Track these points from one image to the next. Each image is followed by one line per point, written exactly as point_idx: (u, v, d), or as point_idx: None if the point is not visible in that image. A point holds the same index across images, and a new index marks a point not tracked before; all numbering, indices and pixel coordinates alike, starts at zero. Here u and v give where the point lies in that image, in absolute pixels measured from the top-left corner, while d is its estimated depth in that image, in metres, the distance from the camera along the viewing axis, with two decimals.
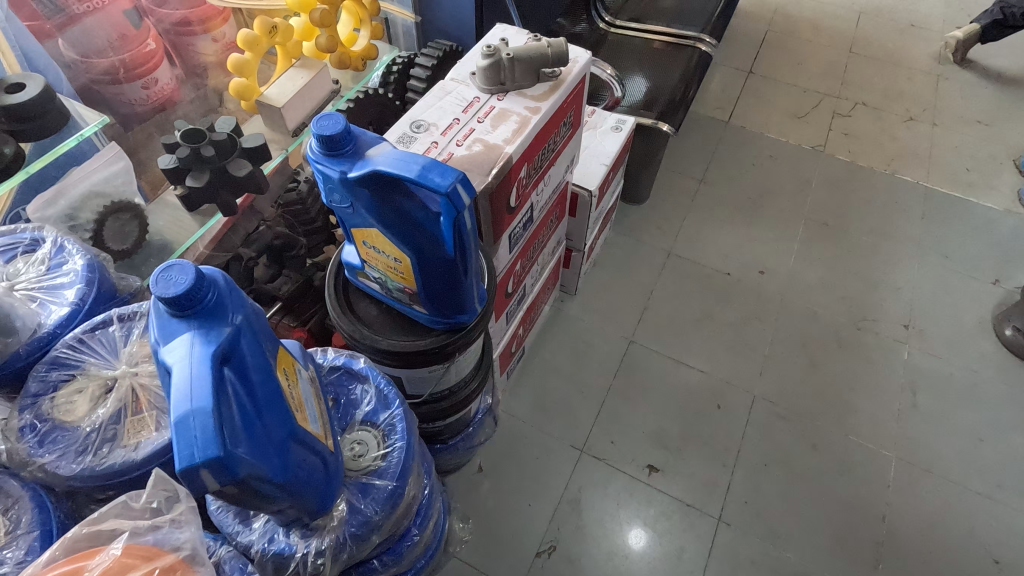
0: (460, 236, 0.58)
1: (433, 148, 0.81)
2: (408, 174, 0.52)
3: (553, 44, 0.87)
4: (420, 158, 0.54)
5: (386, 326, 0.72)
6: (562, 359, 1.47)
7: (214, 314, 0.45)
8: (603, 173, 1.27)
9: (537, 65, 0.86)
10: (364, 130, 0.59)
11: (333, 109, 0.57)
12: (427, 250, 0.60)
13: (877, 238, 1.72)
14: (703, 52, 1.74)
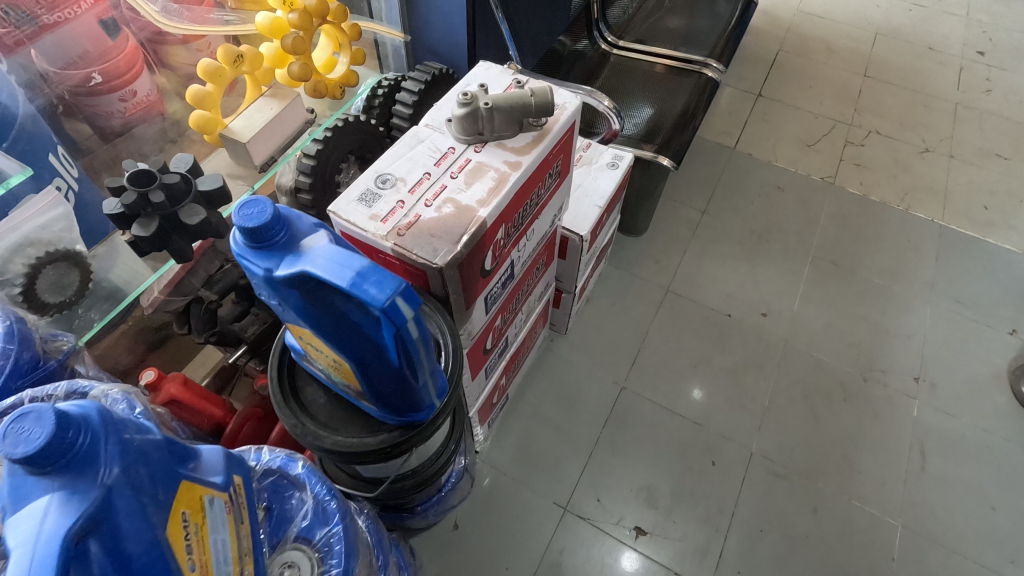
0: (406, 346, 0.49)
1: (398, 208, 0.73)
2: (339, 284, 0.44)
3: (537, 91, 0.78)
4: (356, 262, 0.45)
5: (333, 418, 0.64)
6: (548, 405, 1.38)
7: (80, 471, 0.37)
8: (596, 216, 1.18)
9: (519, 115, 0.78)
10: (300, 216, 0.50)
11: (262, 194, 0.48)
12: (369, 357, 0.51)
13: (888, 280, 1.63)
14: (709, 78, 1.65)
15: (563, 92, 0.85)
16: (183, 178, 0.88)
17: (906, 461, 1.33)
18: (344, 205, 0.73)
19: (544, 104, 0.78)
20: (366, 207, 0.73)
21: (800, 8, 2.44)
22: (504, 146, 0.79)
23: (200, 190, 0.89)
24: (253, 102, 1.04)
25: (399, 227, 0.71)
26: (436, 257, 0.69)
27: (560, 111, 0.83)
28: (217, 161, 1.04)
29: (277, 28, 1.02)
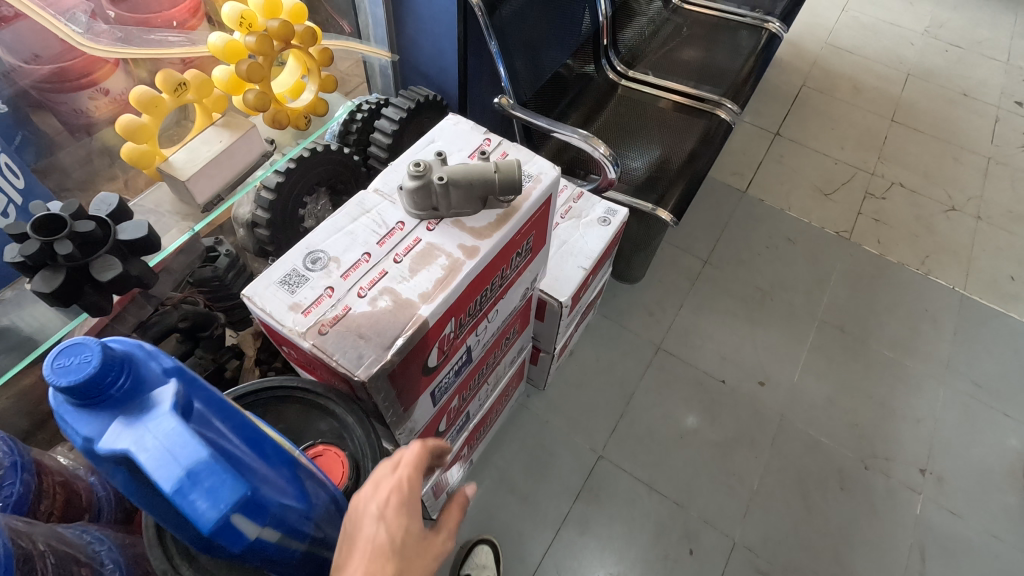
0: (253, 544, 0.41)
1: (325, 298, 0.62)
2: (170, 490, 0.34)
3: (503, 166, 0.66)
4: (200, 457, 0.36)
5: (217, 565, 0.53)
6: (517, 471, 1.27)
7: None
8: (579, 280, 1.06)
9: (480, 192, 0.66)
10: (150, 359, 0.40)
11: (95, 333, 0.37)
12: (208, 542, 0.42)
13: (899, 354, 1.50)
14: (722, 121, 1.51)
15: (539, 160, 0.73)
16: (101, 225, 0.78)
17: (904, 566, 1.21)
18: (263, 289, 0.62)
19: (510, 181, 0.66)
20: (288, 292, 0.62)
21: (828, 41, 2.29)
22: (462, 225, 0.68)
23: (121, 239, 0.78)
24: (202, 132, 0.93)
25: (322, 323, 0.60)
26: (358, 367, 0.57)
27: (533, 184, 0.71)
28: (157, 195, 0.93)
29: (233, 51, 0.91)
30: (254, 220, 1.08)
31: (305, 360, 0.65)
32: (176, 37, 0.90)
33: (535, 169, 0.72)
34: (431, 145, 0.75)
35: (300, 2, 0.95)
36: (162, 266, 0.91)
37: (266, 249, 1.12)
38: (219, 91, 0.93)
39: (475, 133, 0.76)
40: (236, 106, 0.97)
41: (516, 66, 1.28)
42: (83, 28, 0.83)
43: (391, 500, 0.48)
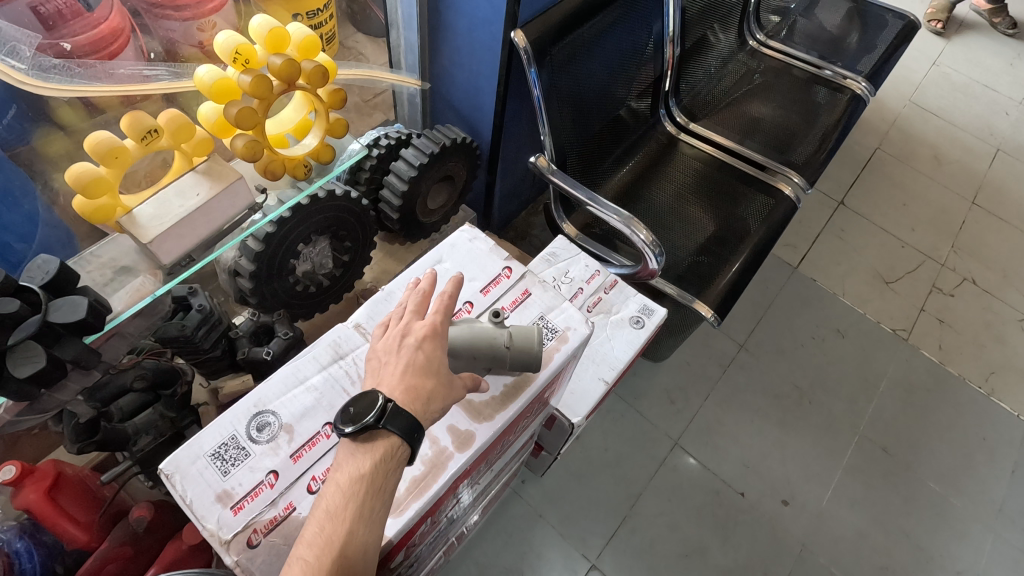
0: None
1: (264, 490, 0.47)
2: None
3: (517, 340, 0.51)
4: None
5: None
6: (498, 572, 1.14)
7: None
8: (598, 396, 0.90)
9: (486, 364, 0.51)
10: None
11: None
12: None
13: (946, 489, 1.32)
14: (788, 200, 1.31)
15: (568, 308, 0.58)
16: (31, 303, 0.64)
17: None
18: (187, 464, 0.48)
19: (525, 356, 0.51)
20: (218, 473, 0.48)
21: (913, 99, 2.06)
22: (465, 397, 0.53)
23: (52, 321, 0.64)
24: (177, 179, 0.78)
25: (254, 529, 0.46)
26: None
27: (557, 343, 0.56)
28: (115, 248, 0.78)
29: (223, 89, 0.75)
30: (236, 269, 0.94)
31: None
32: (153, 70, 0.77)
33: (563, 323, 0.58)
34: (436, 267, 0.60)
35: (312, 36, 0.79)
36: (111, 332, 0.77)
37: (247, 299, 0.98)
38: (204, 131, 0.78)
39: (493, 257, 0.61)
40: (224, 148, 0.82)
41: (566, 116, 1.10)
42: (27, 62, 0.67)
43: (426, 331, 0.47)
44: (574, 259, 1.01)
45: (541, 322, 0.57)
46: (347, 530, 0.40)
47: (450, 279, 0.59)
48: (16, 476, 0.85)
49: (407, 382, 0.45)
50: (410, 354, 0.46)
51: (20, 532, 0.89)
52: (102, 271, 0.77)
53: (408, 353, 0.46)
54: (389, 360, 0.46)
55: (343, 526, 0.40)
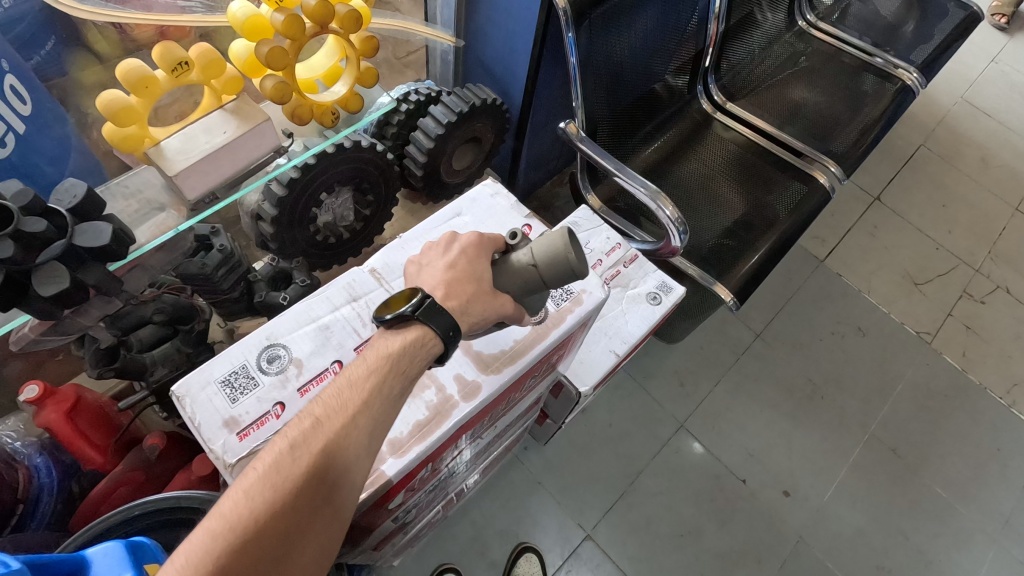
0: None
1: (270, 419, 0.48)
2: None
3: (540, 254, 0.50)
4: None
5: None
6: (493, 533, 1.16)
7: None
8: (609, 367, 0.90)
9: (524, 294, 0.52)
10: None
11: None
12: None
13: (953, 496, 1.31)
14: (822, 187, 1.27)
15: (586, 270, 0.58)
16: (56, 225, 0.65)
17: None
18: (197, 389, 0.49)
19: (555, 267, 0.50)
20: (227, 400, 0.48)
21: (965, 96, 1.97)
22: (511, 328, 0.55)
23: (77, 244, 0.66)
24: (206, 115, 0.78)
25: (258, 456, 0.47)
26: None
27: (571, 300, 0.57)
28: (141, 179, 0.79)
29: (255, 27, 0.74)
30: (259, 212, 0.95)
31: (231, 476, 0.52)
32: (188, 2, 0.77)
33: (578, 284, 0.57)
34: (456, 219, 0.59)
35: None
36: (134, 263, 0.79)
37: (268, 244, 1.00)
38: (234, 69, 0.78)
39: (514, 214, 0.60)
40: (253, 89, 0.82)
41: (602, 82, 1.07)
42: None
43: (465, 245, 0.51)
44: (595, 231, 0.99)
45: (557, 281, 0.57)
46: (363, 402, 0.42)
47: (469, 232, 0.59)
48: (39, 396, 0.88)
49: (448, 281, 0.49)
50: (453, 259, 0.50)
51: (40, 449, 0.92)
52: (128, 203, 0.78)
53: (452, 256, 0.50)
54: (432, 262, 0.50)
55: (359, 394, 0.43)
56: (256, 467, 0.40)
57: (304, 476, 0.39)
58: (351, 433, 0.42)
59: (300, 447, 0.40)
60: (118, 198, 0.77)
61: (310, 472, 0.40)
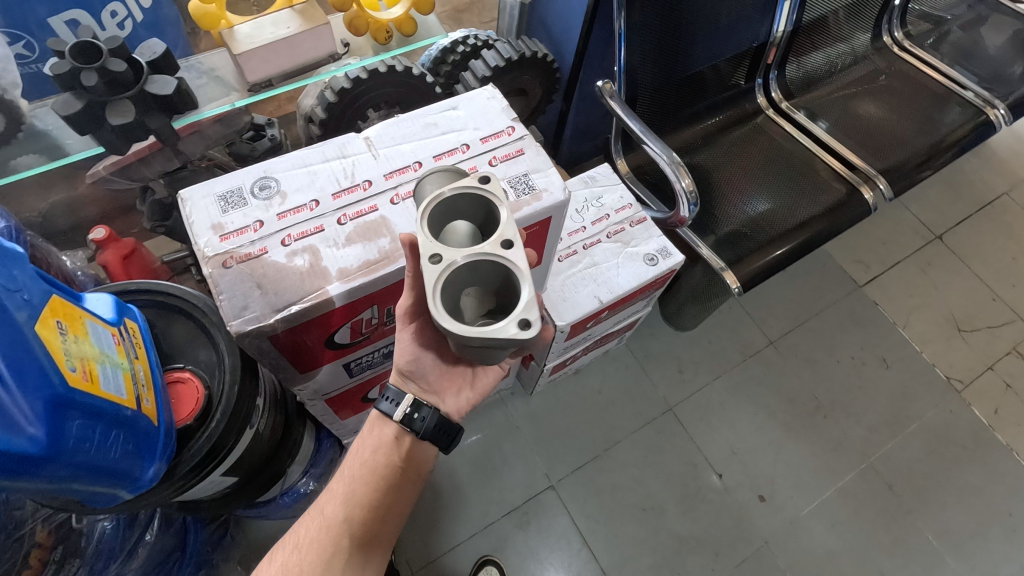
0: (106, 422, 0.44)
1: (248, 231, 0.56)
2: (38, 368, 0.39)
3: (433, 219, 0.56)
4: (36, 359, 0.38)
5: (133, 457, 0.48)
6: (464, 460, 1.23)
7: None
8: (587, 311, 0.93)
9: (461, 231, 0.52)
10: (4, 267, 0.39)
11: None
12: (110, 414, 0.44)
13: (945, 547, 1.23)
14: (865, 201, 1.23)
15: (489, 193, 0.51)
16: (135, 69, 0.78)
17: None
18: (199, 197, 0.58)
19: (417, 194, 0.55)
20: (220, 210, 0.57)
21: None
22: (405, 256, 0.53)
23: (148, 90, 0.78)
24: (276, 12, 0.88)
25: (231, 256, 0.55)
26: (236, 317, 0.53)
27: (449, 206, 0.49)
28: (216, 60, 0.92)
29: None
30: (310, 115, 1.02)
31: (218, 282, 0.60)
32: None
33: (466, 200, 0.51)
34: (450, 111, 0.66)
35: None
36: (195, 127, 0.91)
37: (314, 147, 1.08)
38: None
39: (502, 115, 0.66)
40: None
41: (650, 52, 1.10)
42: None
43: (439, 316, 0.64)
44: (611, 188, 1.04)
45: (522, 178, 0.62)
46: (338, 486, 0.61)
47: (457, 123, 0.65)
48: (104, 238, 1.03)
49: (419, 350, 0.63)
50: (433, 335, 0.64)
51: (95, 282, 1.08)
52: (198, 76, 0.91)
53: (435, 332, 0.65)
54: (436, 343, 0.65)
55: (340, 483, 0.62)
56: (284, 546, 0.60)
57: (304, 546, 0.58)
58: (333, 514, 0.59)
59: (304, 530, 0.60)
60: (194, 71, 0.91)
61: (307, 544, 0.59)
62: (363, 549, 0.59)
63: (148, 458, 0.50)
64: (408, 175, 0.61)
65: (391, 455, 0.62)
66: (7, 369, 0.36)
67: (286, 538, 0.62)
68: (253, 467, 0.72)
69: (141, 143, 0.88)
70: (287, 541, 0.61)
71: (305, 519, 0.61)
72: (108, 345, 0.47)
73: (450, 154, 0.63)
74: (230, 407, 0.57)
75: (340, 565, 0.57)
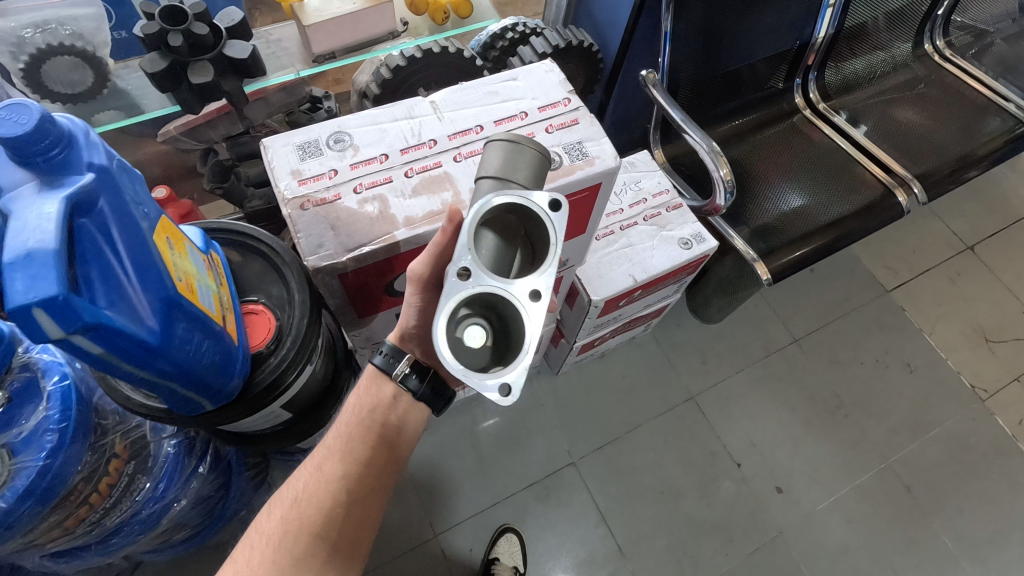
0: (201, 331, 0.49)
1: (324, 178, 0.61)
2: (152, 268, 0.44)
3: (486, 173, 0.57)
4: (151, 260, 0.44)
5: (217, 369, 0.53)
6: (488, 432, 1.27)
7: None
8: (622, 288, 0.97)
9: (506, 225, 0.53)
10: (130, 180, 0.45)
11: (94, 136, 0.43)
12: (204, 324, 0.49)
13: (960, 551, 1.24)
14: (899, 202, 1.25)
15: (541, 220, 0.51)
16: (214, 33, 0.83)
17: None
18: (280, 146, 0.63)
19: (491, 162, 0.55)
20: (298, 158, 0.62)
21: None
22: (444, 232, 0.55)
23: (225, 53, 0.84)
24: None
25: (307, 200, 0.60)
26: (312, 254, 0.58)
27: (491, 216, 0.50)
28: (284, 31, 1.00)
29: None
30: (364, 91, 1.05)
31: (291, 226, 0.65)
32: None
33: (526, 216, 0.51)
34: (510, 82, 0.70)
35: None
36: (261, 94, 0.97)
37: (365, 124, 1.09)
38: None
39: (559, 87, 0.70)
40: None
41: (693, 45, 1.13)
42: None
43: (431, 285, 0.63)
44: (649, 174, 1.08)
45: (576, 145, 0.66)
46: (332, 440, 0.64)
47: (517, 92, 0.69)
48: (165, 198, 1.09)
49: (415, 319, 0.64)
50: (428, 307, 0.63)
51: None
52: (268, 46, 0.99)
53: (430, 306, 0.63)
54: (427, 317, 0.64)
55: (335, 438, 0.64)
56: (281, 499, 0.63)
57: (301, 498, 0.61)
58: (330, 469, 0.62)
59: (300, 483, 0.63)
60: (266, 42, 0.99)
61: (303, 496, 0.61)
62: (359, 503, 0.61)
63: (229, 372, 0.54)
64: (470, 136, 0.66)
65: (387, 415, 0.65)
66: (132, 264, 0.42)
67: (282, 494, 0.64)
68: (305, 405, 0.77)
69: (215, 103, 0.96)
70: (284, 497, 0.63)
71: (301, 475, 0.64)
72: (201, 264, 0.53)
73: (509, 121, 0.67)
74: (299, 336, 0.61)
75: (337, 519, 0.60)
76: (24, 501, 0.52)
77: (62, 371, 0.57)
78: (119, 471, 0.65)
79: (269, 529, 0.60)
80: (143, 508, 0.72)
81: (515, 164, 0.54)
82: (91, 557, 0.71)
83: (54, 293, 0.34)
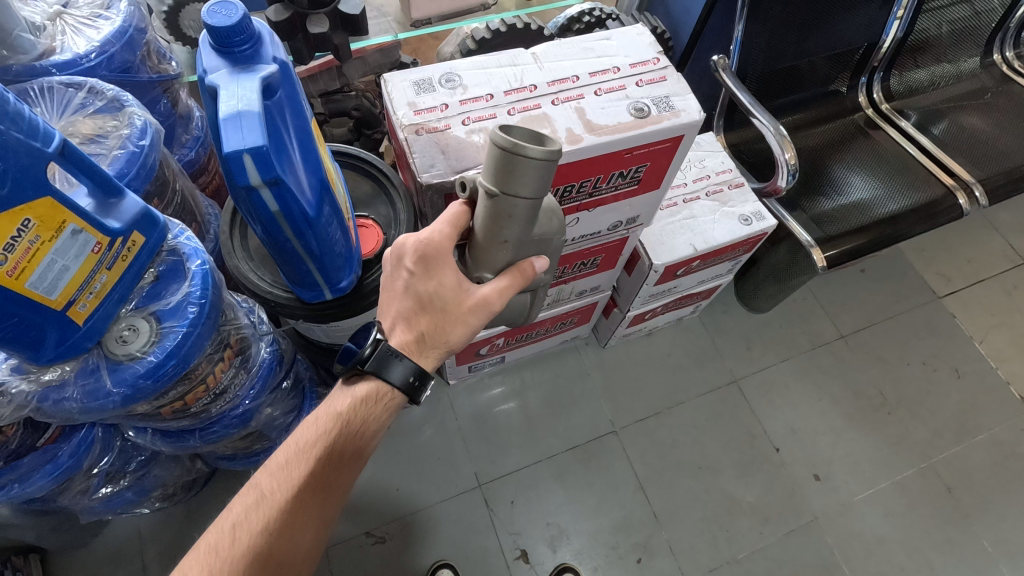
0: (338, 220, 0.57)
1: (436, 111, 0.68)
2: (310, 154, 0.52)
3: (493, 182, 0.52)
4: (310, 148, 0.52)
5: (341, 262, 0.61)
6: (535, 395, 1.33)
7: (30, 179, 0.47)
8: (682, 256, 1.02)
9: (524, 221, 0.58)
10: (298, 81, 0.53)
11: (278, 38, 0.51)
12: (339, 216, 0.57)
13: (1001, 556, 1.23)
14: (959, 203, 1.26)
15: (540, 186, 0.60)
16: None
17: None
18: (398, 81, 0.71)
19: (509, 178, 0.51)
20: (414, 92, 0.69)
21: None
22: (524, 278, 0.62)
23: (339, 9, 0.92)
24: None
25: (421, 127, 0.67)
26: (425, 172, 0.65)
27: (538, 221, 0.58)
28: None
29: None
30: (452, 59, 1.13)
31: (400, 157, 0.73)
32: None
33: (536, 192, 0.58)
34: (604, 40, 0.76)
35: None
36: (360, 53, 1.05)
37: None
38: None
39: (649, 48, 0.76)
40: None
41: (765, 35, 1.17)
42: None
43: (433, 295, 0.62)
44: (713, 153, 1.13)
45: (664, 98, 0.72)
46: (306, 461, 0.61)
47: (611, 49, 0.75)
48: None
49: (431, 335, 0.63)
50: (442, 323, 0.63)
51: None
52: (371, 10, 1.07)
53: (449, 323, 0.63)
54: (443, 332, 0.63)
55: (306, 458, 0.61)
56: (234, 519, 0.58)
57: (265, 522, 0.57)
58: (300, 490, 0.60)
59: (263, 504, 0.58)
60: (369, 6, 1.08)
61: (265, 519, 0.58)
62: (320, 525, 0.62)
63: (349, 266, 0.63)
64: (567, 84, 0.72)
65: (364, 438, 0.65)
66: (297, 148, 0.50)
67: (239, 509, 0.58)
68: None
69: (321, 58, 1.04)
70: (243, 513, 0.58)
71: (267, 492, 0.59)
72: (334, 166, 0.61)
73: (603, 74, 0.73)
74: None
75: (300, 544, 0.60)
76: (168, 361, 0.60)
77: (201, 258, 0.66)
78: (229, 362, 0.74)
79: (230, 554, 0.55)
80: (240, 404, 0.81)
81: (512, 175, 0.50)
82: (196, 440, 0.80)
83: (261, 143, 0.42)
